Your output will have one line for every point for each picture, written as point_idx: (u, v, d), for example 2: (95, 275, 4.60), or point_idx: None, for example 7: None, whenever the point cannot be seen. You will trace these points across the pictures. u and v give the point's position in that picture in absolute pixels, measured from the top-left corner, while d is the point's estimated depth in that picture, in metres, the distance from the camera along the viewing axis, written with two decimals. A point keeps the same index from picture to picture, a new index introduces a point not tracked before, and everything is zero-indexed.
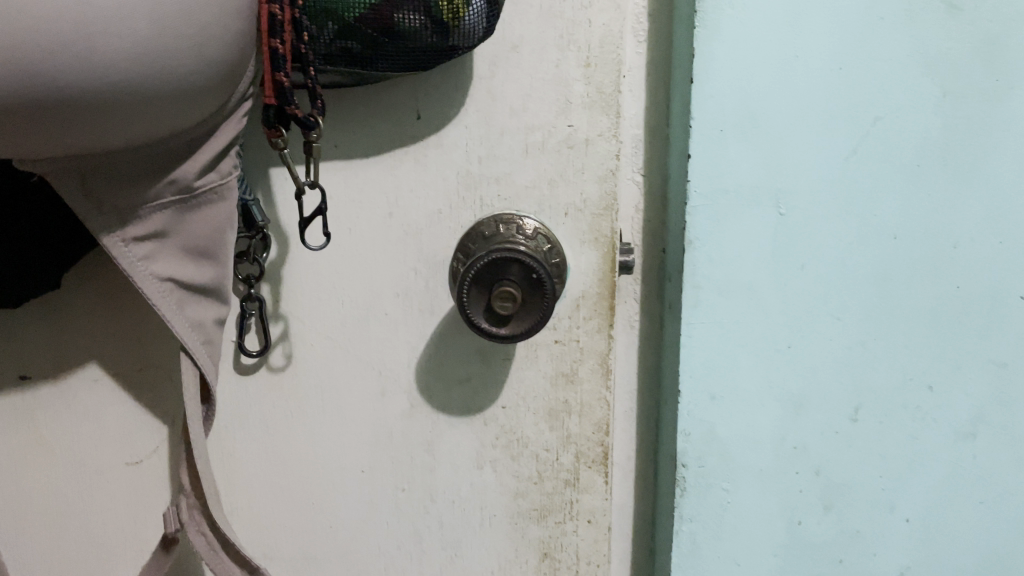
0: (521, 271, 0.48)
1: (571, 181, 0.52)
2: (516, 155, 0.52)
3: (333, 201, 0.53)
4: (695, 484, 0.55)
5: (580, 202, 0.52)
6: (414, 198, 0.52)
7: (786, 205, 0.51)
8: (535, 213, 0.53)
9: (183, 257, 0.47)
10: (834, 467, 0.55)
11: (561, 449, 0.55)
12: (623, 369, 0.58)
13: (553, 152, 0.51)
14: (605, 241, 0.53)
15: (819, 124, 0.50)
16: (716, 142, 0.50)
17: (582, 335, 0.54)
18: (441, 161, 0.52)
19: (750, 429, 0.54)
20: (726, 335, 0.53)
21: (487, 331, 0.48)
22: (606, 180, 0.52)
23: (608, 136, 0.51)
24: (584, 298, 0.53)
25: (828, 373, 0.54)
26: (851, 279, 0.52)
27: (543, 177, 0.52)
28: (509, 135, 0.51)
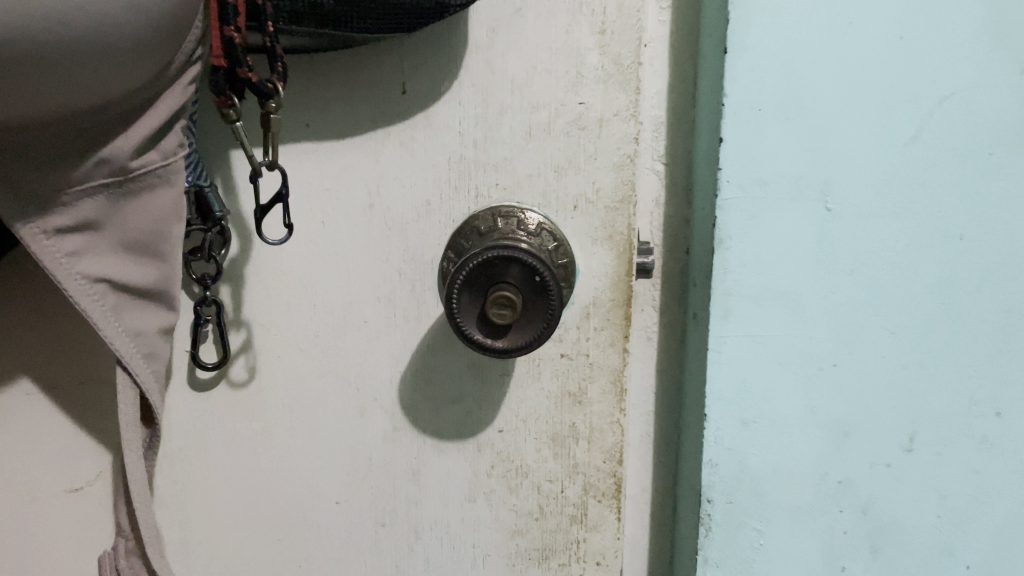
0: (523, 272, 0.40)
1: (581, 168, 0.44)
2: (518, 138, 0.44)
3: (304, 190, 0.45)
4: (722, 523, 0.47)
5: (592, 193, 0.45)
6: (399, 187, 0.45)
7: (834, 198, 0.44)
8: (539, 205, 0.45)
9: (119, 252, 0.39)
10: (884, 505, 0.47)
11: (567, 481, 0.48)
12: (638, 387, 0.51)
13: (561, 135, 0.44)
14: (621, 239, 0.45)
15: (875, 104, 0.43)
16: (754, 123, 0.43)
17: (593, 349, 0.46)
18: (431, 145, 0.44)
19: (787, 460, 0.46)
20: (762, 351, 0.45)
21: (481, 344, 0.41)
22: (623, 169, 0.44)
23: (626, 117, 0.44)
24: (594, 306, 0.46)
25: (880, 396, 0.46)
26: (908, 286, 0.45)
27: (549, 164, 0.44)
28: (510, 115, 0.44)
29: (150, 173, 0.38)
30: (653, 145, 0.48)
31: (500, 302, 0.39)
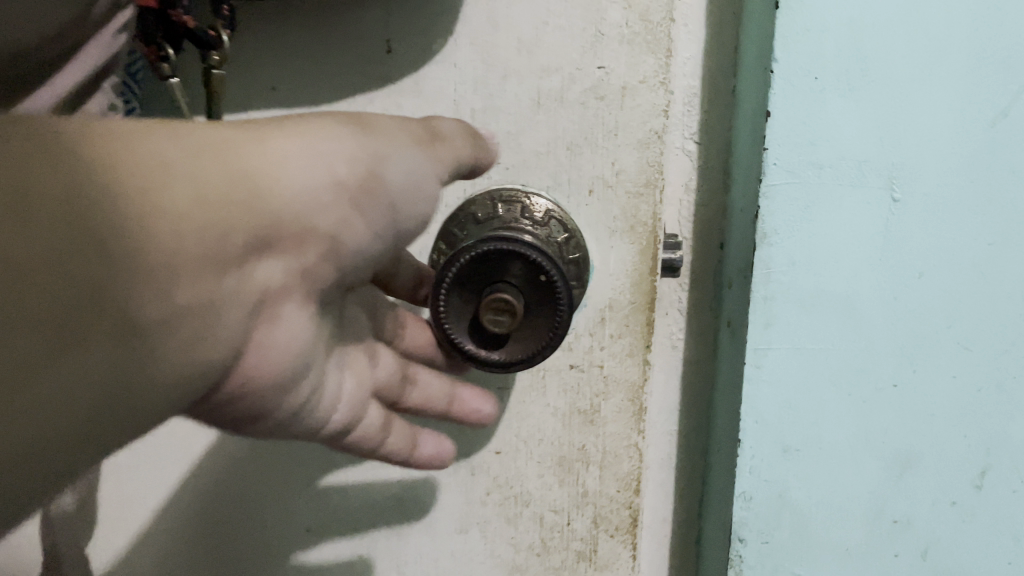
0: (523, 269, 0.33)
1: (599, 146, 0.37)
2: (524, 108, 0.37)
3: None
4: (756, 566, 0.40)
5: (611, 174, 0.38)
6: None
7: (903, 187, 0.36)
8: (548, 188, 0.38)
9: (288, 349, 0.29)
10: (947, 549, 0.40)
11: (575, 513, 0.41)
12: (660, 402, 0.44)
13: (576, 105, 0.37)
14: (644, 231, 0.38)
15: (958, 74, 0.35)
16: (809, 95, 0.35)
17: (608, 360, 0.39)
18: (420, 114, 0.37)
19: (835, 495, 0.39)
20: (810, 367, 0.38)
21: (475, 356, 0.34)
22: (649, 148, 0.37)
23: (653, 85, 0.36)
24: (611, 309, 0.39)
25: (949, 423, 0.39)
26: (988, 293, 0.37)
27: (560, 140, 0.37)
28: (515, 81, 0.37)
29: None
30: (685, 118, 0.41)
31: (497, 307, 0.32)
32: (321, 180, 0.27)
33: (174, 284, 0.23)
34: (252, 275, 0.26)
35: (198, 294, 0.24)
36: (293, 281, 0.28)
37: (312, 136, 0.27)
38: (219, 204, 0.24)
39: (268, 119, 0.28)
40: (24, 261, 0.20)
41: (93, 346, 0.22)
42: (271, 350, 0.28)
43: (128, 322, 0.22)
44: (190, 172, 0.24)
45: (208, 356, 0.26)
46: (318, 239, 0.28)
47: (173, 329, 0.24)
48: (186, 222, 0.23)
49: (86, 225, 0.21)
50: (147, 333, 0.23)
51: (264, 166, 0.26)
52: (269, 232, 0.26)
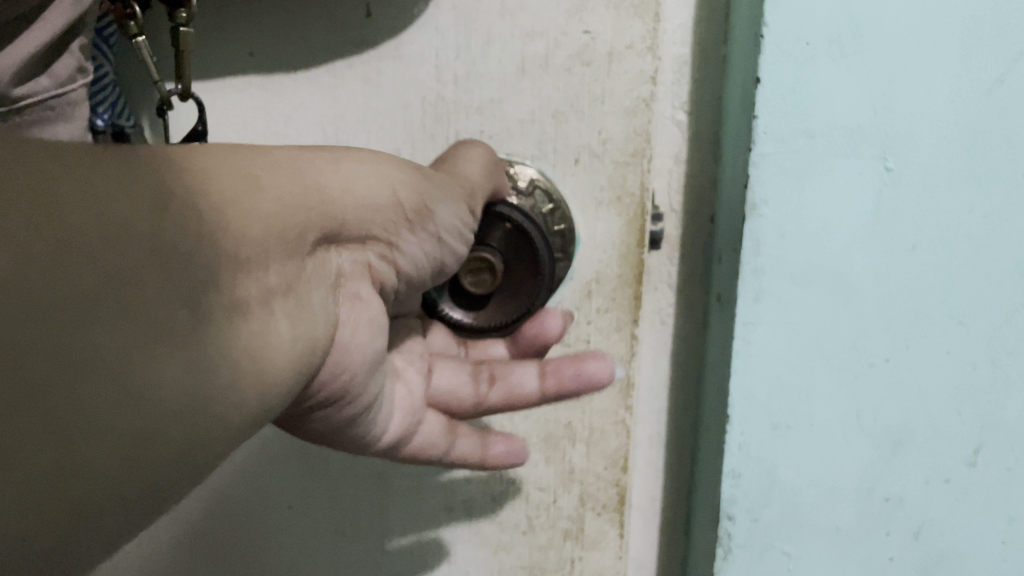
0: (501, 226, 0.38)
1: (585, 114, 0.38)
2: (508, 75, 0.37)
3: (254, 133, 0.39)
4: (745, 544, 0.39)
5: (598, 143, 0.38)
6: (367, 132, 0.38)
7: (896, 157, 0.35)
8: (533, 158, 0.38)
9: (369, 327, 0.29)
10: (940, 528, 0.39)
11: (562, 492, 0.41)
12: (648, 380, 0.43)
13: (562, 71, 0.37)
14: (631, 202, 0.38)
15: (953, 40, 0.34)
16: (799, 61, 0.34)
17: (596, 333, 0.40)
18: (402, 80, 0.38)
19: (826, 473, 0.39)
20: (801, 343, 0.37)
21: (458, 324, 0.39)
22: (636, 116, 0.37)
23: (640, 51, 0.36)
24: (597, 281, 0.40)
25: (941, 399, 0.38)
26: (984, 265, 0.36)
27: (545, 107, 0.38)
28: (498, 46, 0.37)
29: (40, 104, 0.32)
30: (673, 87, 0.40)
31: (476, 267, 0.38)
32: (385, 197, 0.27)
33: (271, 260, 0.21)
34: (325, 265, 0.25)
35: (293, 276, 0.23)
36: (358, 270, 0.28)
37: (376, 167, 0.27)
38: (302, 206, 0.23)
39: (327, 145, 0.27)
40: (141, 222, 0.18)
41: (217, 316, 0.19)
42: (355, 332, 0.28)
43: (229, 308, 0.20)
44: (277, 187, 0.23)
45: (307, 346, 0.23)
46: (376, 242, 0.28)
47: (276, 312, 0.22)
48: (283, 206, 0.22)
49: (163, 192, 0.19)
50: (243, 320, 0.20)
51: (337, 188, 0.25)
52: (335, 234, 0.25)
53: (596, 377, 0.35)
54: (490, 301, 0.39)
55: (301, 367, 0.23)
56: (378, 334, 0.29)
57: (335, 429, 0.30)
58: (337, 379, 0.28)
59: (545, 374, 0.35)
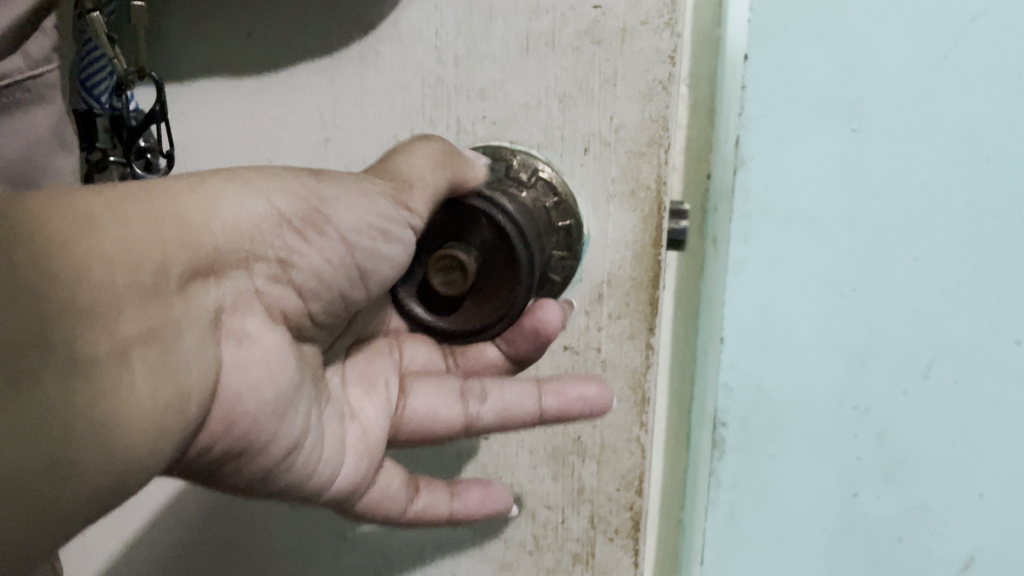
0: (467, 215, 0.35)
1: (593, 98, 0.40)
2: (512, 53, 0.40)
3: (234, 125, 0.44)
4: (736, 447, 0.48)
5: (609, 129, 0.40)
6: (377, 120, 0.42)
7: (861, 120, 0.43)
8: (541, 143, 0.41)
9: (263, 360, 0.29)
10: (901, 432, 0.47)
11: (570, 512, 0.43)
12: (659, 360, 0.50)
13: (569, 50, 0.39)
14: (645, 197, 0.40)
15: (906, 23, 0.41)
16: (776, 39, 0.43)
17: (607, 338, 0.42)
18: (401, 60, 0.41)
19: (803, 386, 0.47)
20: (781, 276, 0.45)
21: (422, 322, 0.38)
22: (652, 98, 0.39)
23: (657, 26, 0.38)
24: (609, 284, 0.41)
25: (899, 325, 0.45)
26: (937, 208, 0.43)
27: (552, 91, 0.40)
28: (498, 24, 0.40)
29: (16, 86, 0.33)
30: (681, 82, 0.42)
31: (444, 265, 0.35)
32: (260, 209, 0.28)
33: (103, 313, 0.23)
34: (197, 300, 0.26)
35: (154, 320, 0.24)
36: (246, 298, 0.29)
37: (250, 182, 0.28)
38: (144, 252, 0.24)
39: (184, 174, 0.28)
40: None
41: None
42: (246, 369, 0.29)
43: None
44: (113, 227, 0.24)
45: (172, 388, 0.25)
46: (266, 261, 0.29)
47: (104, 369, 0.22)
48: (101, 263, 0.23)
49: None
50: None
51: (197, 214, 0.26)
52: (200, 262, 0.26)
53: (594, 401, 0.38)
54: (466, 304, 0.37)
55: (169, 423, 0.25)
56: (278, 367, 0.30)
57: (263, 478, 0.32)
58: (239, 423, 0.29)
59: (545, 395, 0.38)
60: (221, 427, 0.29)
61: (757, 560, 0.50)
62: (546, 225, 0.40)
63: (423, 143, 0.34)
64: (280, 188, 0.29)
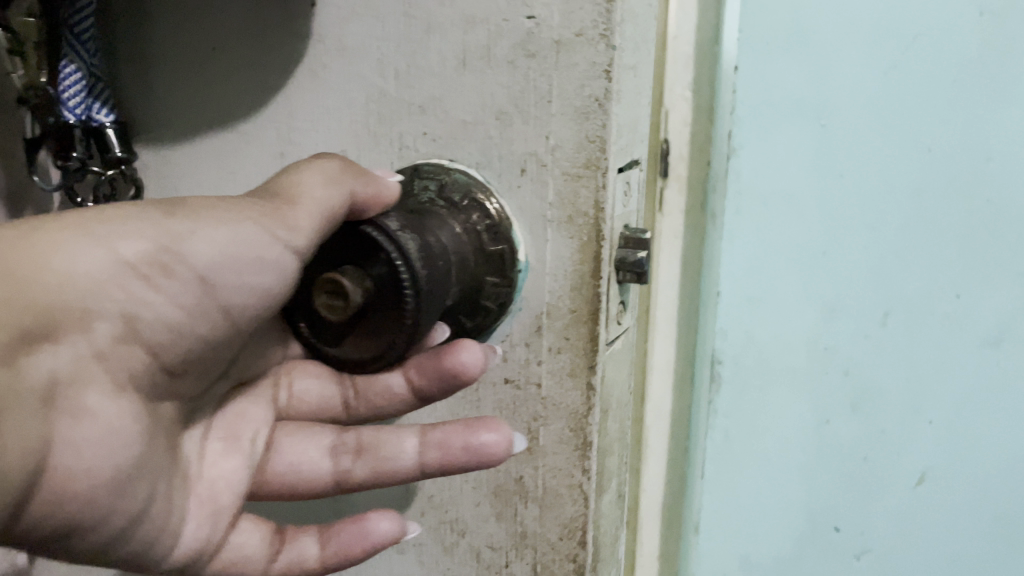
0: (365, 245, 0.36)
1: (530, 115, 0.43)
2: (450, 68, 0.44)
3: (210, 171, 0.53)
4: (730, 380, 0.60)
5: (547, 148, 0.43)
6: (339, 138, 0.48)
7: (827, 117, 0.54)
8: (480, 163, 0.45)
9: (97, 440, 0.33)
10: (864, 369, 0.58)
11: (513, 555, 0.48)
12: (616, 390, 0.49)
13: (506, 65, 0.43)
14: (582, 224, 0.43)
15: (861, 42, 0.52)
16: (761, 54, 0.54)
17: (546, 371, 0.45)
18: (344, 79, 0.47)
19: (783, 331, 0.58)
20: (765, 242, 0.57)
21: (312, 343, 0.39)
22: (589, 118, 0.41)
23: (591, 37, 0.41)
24: (548, 315, 0.45)
25: (861, 280, 0.56)
26: (889, 188, 0.54)
27: (490, 109, 0.44)
28: (438, 40, 0.44)
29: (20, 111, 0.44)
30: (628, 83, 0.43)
31: (330, 290, 0.37)
32: (105, 264, 0.32)
33: None
34: (27, 372, 0.30)
35: None
36: (87, 365, 0.33)
37: (96, 234, 0.32)
38: None
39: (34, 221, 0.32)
40: None
41: None
42: (81, 445, 0.33)
43: None
44: None
45: None
46: (115, 307, 0.33)
47: None
48: None
49: None
50: None
51: (29, 269, 0.31)
52: (28, 330, 0.30)
53: (482, 448, 0.40)
54: (354, 334, 0.38)
55: None
56: (120, 445, 0.34)
57: (105, 546, 0.36)
58: (71, 499, 0.33)
59: (429, 445, 0.41)
60: (50, 502, 0.33)
61: (748, 475, 0.62)
62: (479, 252, 0.44)
63: (319, 164, 0.37)
64: (129, 235, 0.33)
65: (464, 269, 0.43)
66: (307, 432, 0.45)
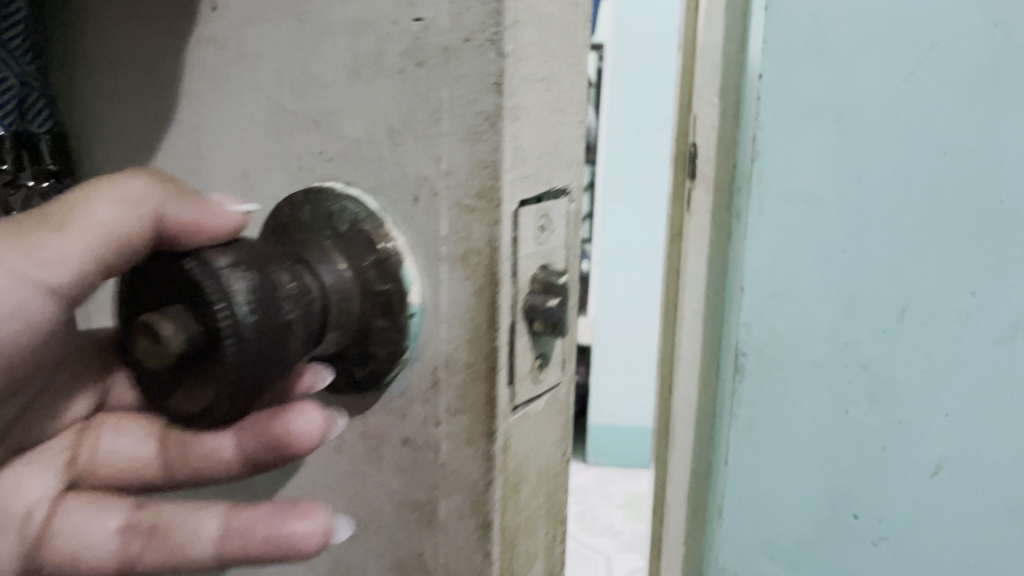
0: (182, 284, 0.27)
1: (420, 133, 0.29)
2: (342, 77, 0.30)
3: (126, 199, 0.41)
4: (752, 371, 0.63)
5: (438, 173, 0.28)
6: (243, 153, 0.36)
7: (847, 122, 0.57)
8: (374, 188, 0.31)
9: None
10: (883, 361, 0.61)
11: None
12: (542, 458, 0.32)
13: (393, 73, 0.29)
14: (477, 263, 0.28)
15: (879, 50, 0.55)
16: (784, 62, 0.57)
17: (448, 442, 0.30)
18: (248, 86, 0.34)
19: (804, 324, 0.61)
20: (787, 239, 0.60)
21: (143, 386, 0.30)
22: (479, 137, 0.27)
23: (480, 43, 0.26)
24: (446, 369, 0.30)
25: (878, 277, 0.59)
26: (904, 189, 0.57)
27: (380, 124, 0.30)
28: (329, 44, 0.31)
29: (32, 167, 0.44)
30: (520, 81, 0.27)
31: (143, 331, 0.26)
32: None
33: None
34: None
35: None
36: None
37: None
38: None
39: None
40: None
41: None
42: None
43: None
44: None
45: None
46: None
47: None
48: None
49: None
50: None
51: None
52: None
53: (295, 539, 0.31)
54: (180, 384, 0.28)
55: None
56: None
57: None
58: None
59: (230, 531, 0.32)
60: None
61: (770, 461, 0.65)
62: (364, 293, 0.31)
63: (113, 181, 0.30)
64: None
65: (335, 313, 0.30)
66: (95, 507, 0.36)
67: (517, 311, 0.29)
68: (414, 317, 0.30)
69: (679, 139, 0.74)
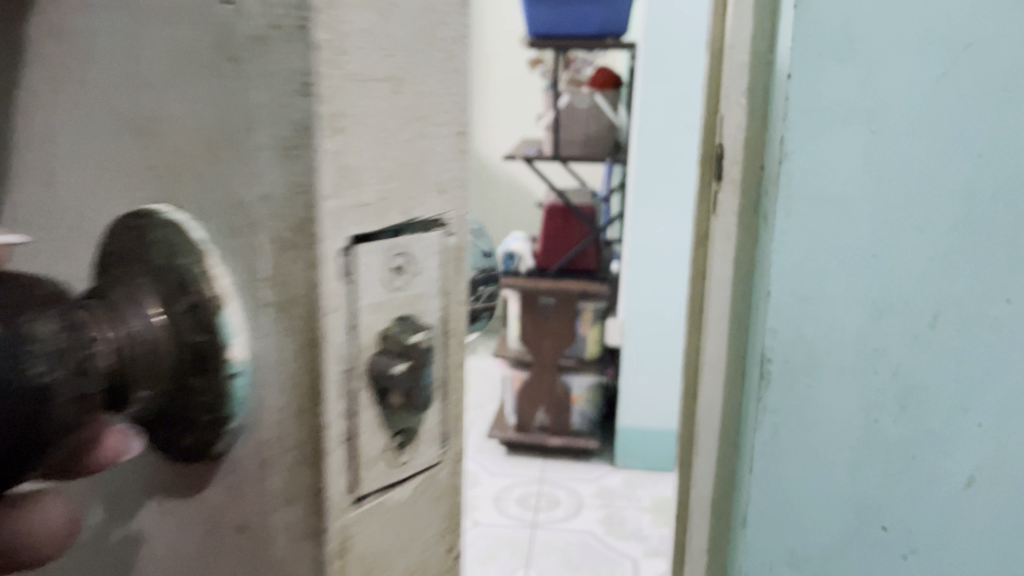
0: None
1: (237, 146, 0.22)
2: (159, 68, 0.24)
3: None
4: (779, 378, 0.61)
5: (253, 200, 0.22)
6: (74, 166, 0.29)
7: (877, 124, 0.56)
8: (197, 210, 0.24)
9: None
10: (914, 369, 0.59)
11: None
12: (410, 557, 0.27)
13: (206, 70, 0.22)
14: (300, 318, 0.22)
15: (912, 51, 0.54)
16: (813, 63, 0.55)
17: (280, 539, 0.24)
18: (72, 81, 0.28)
19: (833, 329, 0.60)
20: (816, 244, 0.58)
21: None
22: (297, 156, 0.21)
23: (291, 32, 0.20)
24: (274, 449, 0.24)
25: (909, 282, 0.58)
26: (937, 193, 0.56)
27: (197, 131, 0.23)
28: (146, 22, 0.24)
29: None
30: (343, 80, 0.21)
31: None
32: None
33: None
34: None
35: None
36: None
37: None
38: None
39: None
40: None
41: None
42: None
43: None
44: None
45: None
46: None
47: None
48: None
49: None
50: None
51: None
52: None
53: None
54: None
55: None
56: None
57: None
58: None
59: None
60: None
61: (796, 470, 0.63)
62: (175, 342, 0.26)
63: None
64: None
65: (136, 366, 0.26)
66: None
67: (361, 381, 0.24)
68: (237, 380, 0.24)
69: (706, 141, 0.72)
